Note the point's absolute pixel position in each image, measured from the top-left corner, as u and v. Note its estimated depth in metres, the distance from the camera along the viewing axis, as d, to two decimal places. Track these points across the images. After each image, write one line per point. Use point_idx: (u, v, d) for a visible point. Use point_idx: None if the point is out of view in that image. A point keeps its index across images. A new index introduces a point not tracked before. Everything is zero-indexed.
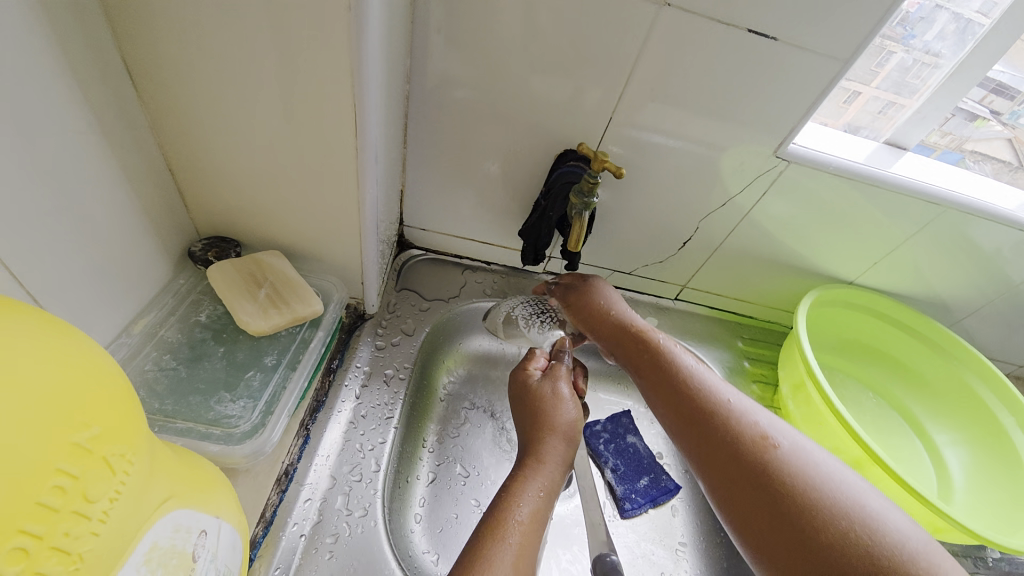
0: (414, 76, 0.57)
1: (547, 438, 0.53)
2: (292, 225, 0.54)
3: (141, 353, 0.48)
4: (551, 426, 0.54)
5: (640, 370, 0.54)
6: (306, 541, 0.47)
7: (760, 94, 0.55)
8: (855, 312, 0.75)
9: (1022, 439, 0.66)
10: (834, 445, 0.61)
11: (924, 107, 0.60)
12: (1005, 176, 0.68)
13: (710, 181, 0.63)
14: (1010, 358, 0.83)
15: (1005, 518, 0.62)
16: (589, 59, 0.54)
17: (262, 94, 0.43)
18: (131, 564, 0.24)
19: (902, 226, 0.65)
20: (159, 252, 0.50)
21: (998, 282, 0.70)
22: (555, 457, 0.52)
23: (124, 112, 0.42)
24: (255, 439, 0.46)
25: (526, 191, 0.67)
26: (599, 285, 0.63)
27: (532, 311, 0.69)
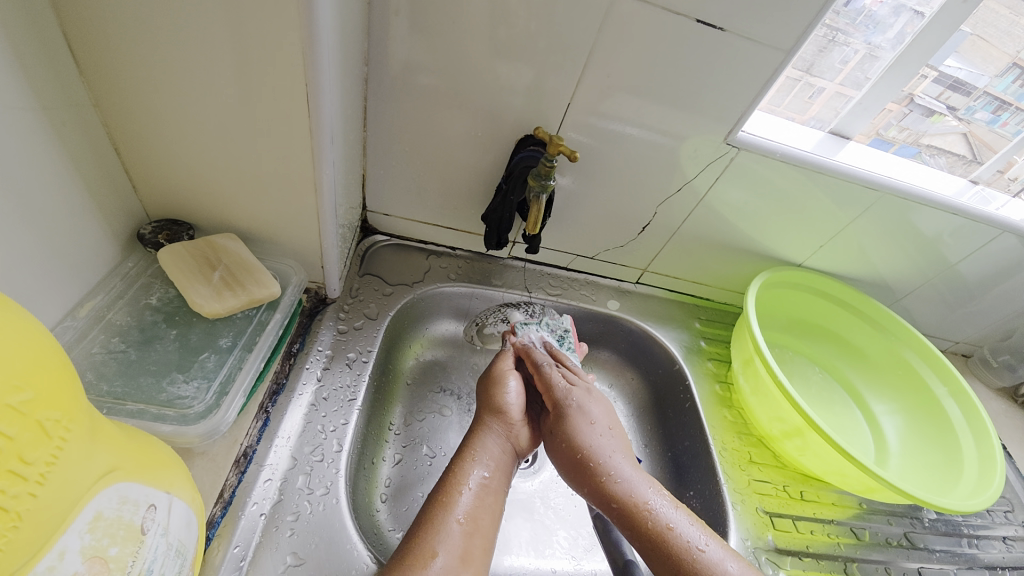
0: (372, 58, 0.56)
1: (497, 419, 0.58)
2: (247, 208, 0.54)
3: (88, 336, 0.47)
4: (508, 401, 0.59)
5: (632, 534, 0.49)
6: (266, 520, 0.48)
7: (710, 83, 0.57)
8: (802, 292, 0.79)
9: (952, 406, 0.71)
10: (780, 415, 0.65)
11: (866, 99, 0.64)
12: (958, 169, 0.72)
13: (665, 166, 0.65)
14: (946, 335, 0.89)
15: (938, 480, 0.67)
16: (546, 45, 0.54)
17: (212, 73, 0.42)
18: (73, 532, 0.25)
19: (844, 210, 0.69)
20: (106, 234, 0.49)
21: (933, 263, 0.75)
22: (510, 427, 0.58)
23: (64, 88, 0.41)
24: (209, 420, 0.46)
25: (488, 176, 0.68)
26: (567, 418, 0.56)
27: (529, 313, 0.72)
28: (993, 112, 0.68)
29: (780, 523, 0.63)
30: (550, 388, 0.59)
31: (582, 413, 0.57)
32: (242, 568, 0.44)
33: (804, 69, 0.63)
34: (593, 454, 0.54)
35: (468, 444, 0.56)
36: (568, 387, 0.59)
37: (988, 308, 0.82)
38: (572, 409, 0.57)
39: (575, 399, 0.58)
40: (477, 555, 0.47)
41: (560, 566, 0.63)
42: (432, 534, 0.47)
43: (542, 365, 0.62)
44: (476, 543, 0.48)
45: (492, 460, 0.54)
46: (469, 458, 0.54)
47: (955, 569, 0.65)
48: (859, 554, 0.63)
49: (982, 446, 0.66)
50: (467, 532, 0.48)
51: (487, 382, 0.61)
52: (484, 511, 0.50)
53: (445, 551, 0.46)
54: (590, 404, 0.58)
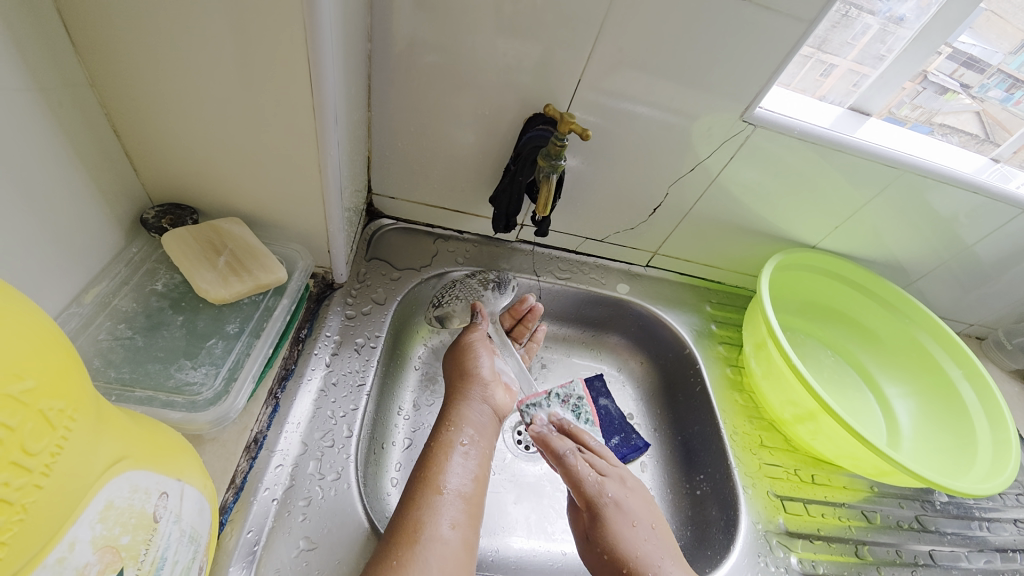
0: (375, 34, 0.54)
1: (473, 391, 0.58)
2: (251, 191, 0.52)
3: (94, 323, 0.47)
4: (479, 367, 0.60)
5: None
6: (278, 505, 0.48)
7: (727, 57, 0.54)
8: (815, 274, 0.77)
9: (967, 390, 0.70)
10: (792, 399, 0.65)
11: (887, 74, 0.61)
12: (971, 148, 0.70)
13: (679, 146, 0.63)
14: (961, 318, 0.87)
15: (951, 464, 0.67)
16: (556, 19, 0.52)
17: (209, 50, 0.40)
18: (83, 522, 0.24)
19: (862, 190, 0.67)
20: (108, 219, 0.48)
21: (951, 245, 0.73)
22: (485, 393, 0.58)
23: (60, 68, 0.40)
24: (218, 406, 0.46)
25: (495, 157, 0.66)
26: (605, 523, 0.54)
27: (493, 283, 0.69)
28: (1006, 91, 0.66)
29: (791, 506, 0.63)
30: (582, 487, 0.56)
31: (619, 515, 0.55)
32: (255, 552, 0.45)
33: (816, 46, 0.61)
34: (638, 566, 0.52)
35: (447, 414, 0.56)
36: (598, 482, 0.56)
37: (1004, 290, 0.80)
38: (608, 511, 0.55)
39: (609, 496, 0.55)
40: (465, 522, 0.48)
41: (570, 548, 0.63)
42: (417, 505, 0.47)
43: (565, 455, 0.57)
44: (462, 510, 0.48)
45: (470, 428, 0.54)
46: (446, 428, 0.54)
47: (967, 552, 0.65)
48: (869, 537, 0.63)
49: (997, 430, 0.66)
50: (454, 502, 0.48)
51: (456, 351, 0.62)
52: (468, 481, 0.50)
53: (431, 519, 0.46)
54: (624, 499, 0.56)
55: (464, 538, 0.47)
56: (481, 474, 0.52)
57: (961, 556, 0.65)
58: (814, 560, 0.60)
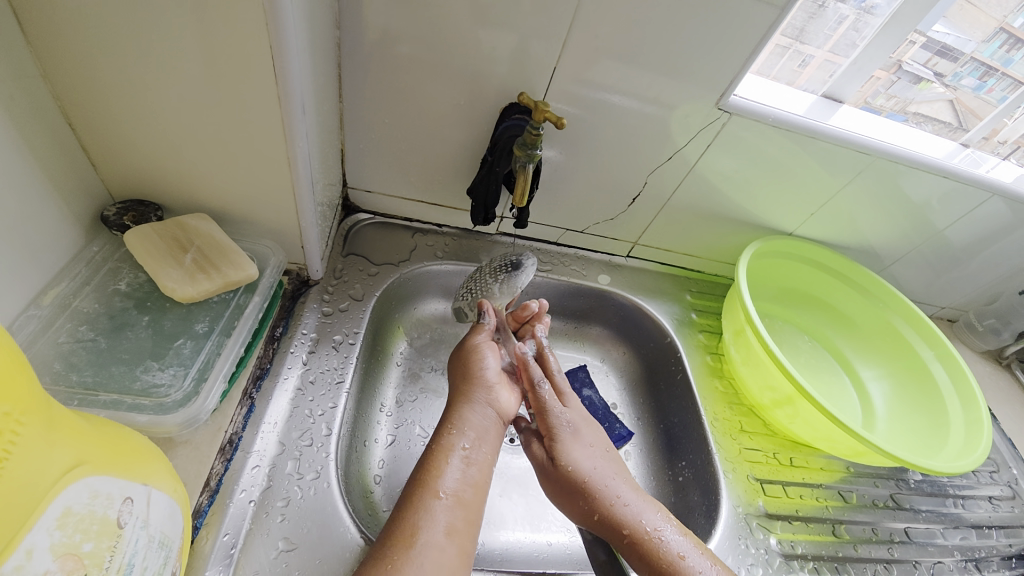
0: (344, 22, 0.53)
1: (479, 392, 0.56)
2: (218, 186, 0.51)
3: (55, 325, 0.45)
4: (484, 369, 0.58)
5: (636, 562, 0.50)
6: (255, 506, 0.47)
7: (700, 45, 0.54)
8: (791, 261, 0.79)
9: (939, 371, 0.72)
10: (770, 384, 0.66)
11: (860, 60, 0.62)
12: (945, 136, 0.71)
13: (655, 135, 0.63)
14: (933, 301, 0.89)
15: (924, 443, 0.68)
16: (528, 7, 0.51)
17: (168, 38, 0.39)
18: (41, 529, 0.24)
19: (835, 176, 0.68)
20: (67, 217, 0.46)
21: (922, 230, 0.75)
22: (489, 396, 0.57)
23: (8, 58, 0.38)
24: (187, 408, 0.45)
25: (472, 148, 0.65)
26: (563, 444, 0.55)
27: (502, 271, 0.65)
28: (979, 79, 0.67)
29: (770, 489, 0.64)
30: (548, 409, 0.57)
31: (576, 439, 0.56)
32: (232, 555, 0.44)
33: (793, 36, 0.61)
34: (593, 483, 0.53)
35: (449, 417, 0.55)
36: (561, 408, 0.57)
37: (973, 273, 0.82)
38: (567, 434, 0.56)
39: (569, 422, 0.57)
40: (462, 528, 0.47)
41: (556, 538, 0.64)
42: (414, 510, 0.47)
43: (538, 381, 0.58)
44: (459, 516, 0.48)
45: (472, 432, 0.53)
46: (448, 431, 0.53)
47: (941, 528, 0.67)
48: (847, 516, 0.65)
49: (968, 409, 0.68)
50: (451, 506, 0.48)
51: (462, 354, 0.60)
52: (468, 486, 0.50)
53: (429, 524, 0.46)
54: (582, 427, 0.57)
55: (459, 545, 0.46)
56: (481, 479, 0.51)
57: (936, 532, 0.67)
58: (793, 541, 0.61)
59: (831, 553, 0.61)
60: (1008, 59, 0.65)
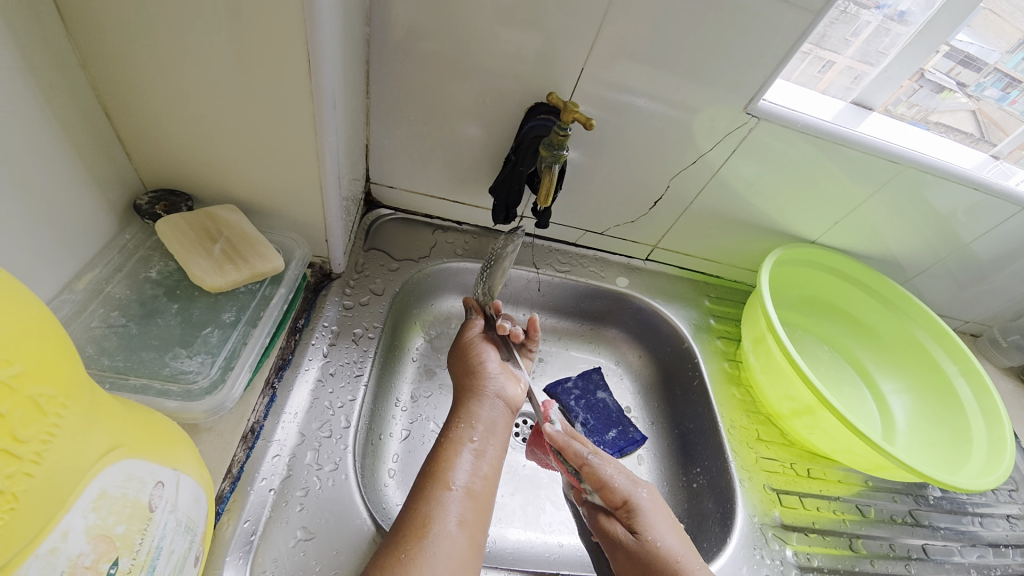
0: (374, 18, 0.53)
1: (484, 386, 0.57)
2: (247, 178, 0.51)
3: (87, 310, 0.46)
4: (486, 364, 0.59)
5: None
6: (275, 495, 0.47)
7: (731, 48, 0.53)
8: (813, 270, 0.77)
9: (963, 386, 0.71)
10: (789, 393, 0.65)
11: (890, 68, 0.61)
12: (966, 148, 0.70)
13: (680, 138, 0.62)
14: (957, 314, 0.88)
15: (945, 459, 0.67)
16: (559, 6, 0.51)
17: (205, 31, 0.39)
18: (77, 511, 0.24)
19: (863, 185, 0.67)
20: (101, 205, 0.47)
21: (950, 242, 0.73)
22: (495, 388, 0.57)
23: (52, 47, 0.38)
24: (214, 395, 0.45)
25: (495, 147, 0.65)
26: (643, 516, 0.51)
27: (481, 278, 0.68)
28: (1002, 90, 0.66)
29: (786, 499, 0.64)
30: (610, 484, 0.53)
31: (655, 509, 0.52)
32: (252, 542, 0.44)
33: (815, 43, 0.60)
34: (684, 560, 0.49)
35: (458, 411, 0.55)
36: (627, 478, 0.54)
37: (1000, 288, 0.81)
38: (642, 502, 0.52)
39: (642, 491, 0.53)
40: (474, 520, 0.47)
41: (567, 539, 0.64)
42: (425, 501, 0.47)
43: (585, 455, 0.55)
44: (470, 508, 0.48)
45: (481, 425, 0.53)
46: (456, 424, 0.53)
47: (960, 546, 0.66)
48: (863, 530, 0.64)
49: (992, 426, 0.66)
50: (461, 498, 0.47)
51: (460, 351, 0.61)
52: (478, 477, 0.50)
53: (439, 516, 0.46)
54: (653, 495, 0.54)
55: (470, 536, 0.46)
56: (491, 472, 0.51)
57: (954, 550, 0.66)
58: (809, 553, 0.60)
59: (846, 567, 0.60)
60: None
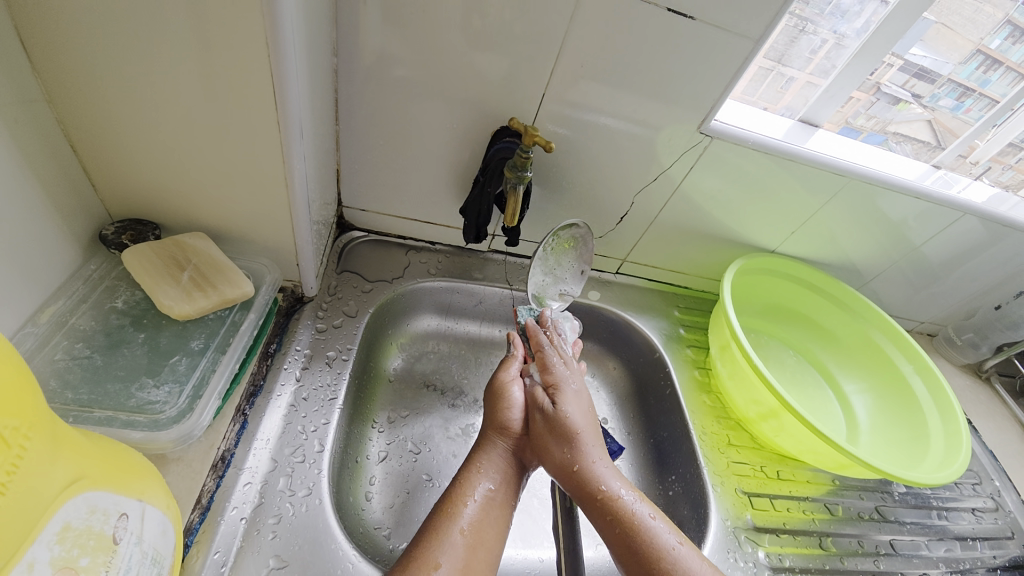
0: (342, 49, 0.55)
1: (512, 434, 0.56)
2: (216, 206, 0.52)
3: (51, 343, 0.46)
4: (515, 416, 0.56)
5: (605, 520, 0.49)
6: (246, 524, 0.47)
7: (680, 73, 0.57)
8: (775, 278, 0.81)
9: (918, 384, 0.74)
10: (755, 397, 0.67)
11: (832, 87, 0.65)
12: (924, 155, 0.75)
13: (641, 156, 0.65)
14: (912, 316, 0.92)
15: (906, 455, 0.70)
16: (518, 36, 0.54)
17: (173, 66, 0.41)
18: (41, 543, 0.24)
19: (813, 196, 0.70)
20: (66, 237, 0.47)
21: (899, 247, 0.78)
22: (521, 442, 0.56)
23: (17, 84, 0.39)
24: (182, 424, 0.45)
25: (464, 169, 0.67)
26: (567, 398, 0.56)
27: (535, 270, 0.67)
28: (956, 99, 0.71)
29: (757, 502, 0.65)
30: (551, 368, 0.59)
31: (580, 400, 0.57)
32: (223, 573, 0.44)
33: (776, 59, 0.65)
34: (583, 436, 0.53)
35: (475, 455, 0.55)
36: (568, 372, 0.60)
37: (950, 288, 0.85)
38: (569, 390, 0.57)
39: (575, 386, 0.59)
40: (479, 567, 0.47)
41: (548, 555, 0.64)
42: (435, 544, 0.46)
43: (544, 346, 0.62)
44: (477, 556, 0.47)
45: (499, 474, 0.53)
46: (476, 469, 0.53)
47: (927, 540, 0.68)
48: (833, 529, 0.66)
49: (947, 421, 0.69)
50: (469, 543, 0.47)
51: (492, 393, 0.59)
52: (491, 526, 0.49)
53: (446, 561, 0.45)
54: (586, 394, 0.59)
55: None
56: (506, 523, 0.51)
57: (921, 544, 0.68)
58: (781, 553, 0.62)
59: (818, 566, 0.62)
60: (986, 80, 0.68)
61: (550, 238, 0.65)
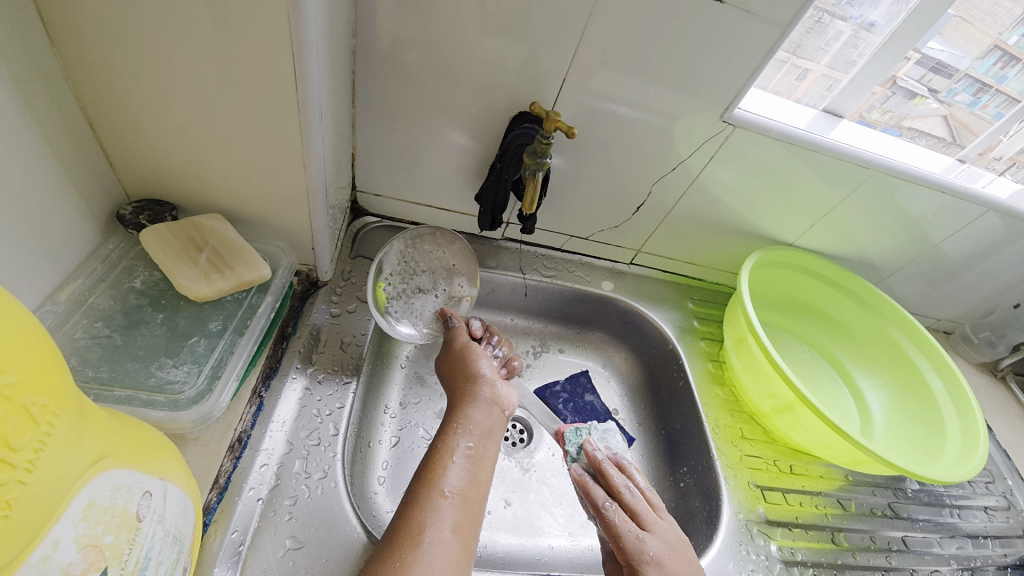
0: (360, 30, 0.54)
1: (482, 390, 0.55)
2: (233, 188, 0.52)
3: (71, 321, 0.46)
4: (480, 368, 0.57)
5: None
6: (263, 505, 0.47)
7: (706, 59, 0.55)
8: (792, 271, 0.80)
9: (935, 381, 0.73)
10: (770, 391, 0.67)
11: (857, 78, 0.64)
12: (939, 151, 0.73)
13: (660, 145, 0.64)
14: (929, 312, 0.91)
15: (920, 452, 0.70)
16: (540, 18, 0.53)
17: (191, 43, 0.40)
18: (67, 521, 0.24)
19: (835, 189, 0.69)
20: (84, 215, 0.47)
21: (920, 242, 0.76)
22: (491, 394, 0.55)
23: (36, 59, 0.38)
24: (201, 405, 0.45)
25: (480, 155, 0.66)
26: None
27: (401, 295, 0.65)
28: (973, 95, 0.69)
29: (770, 496, 0.65)
30: (619, 541, 0.52)
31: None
32: (240, 553, 0.44)
33: (790, 51, 0.63)
34: None
35: (451, 418, 0.53)
36: (638, 537, 0.52)
37: (970, 285, 0.84)
38: (649, 572, 0.50)
39: (649, 554, 0.51)
40: (468, 528, 0.44)
41: (557, 542, 0.64)
42: (419, 509, 0.44)
43: (604, 505, 0.55)
44: (464, 514, 0.45)
45: (477, 430, 0.51)
46: (452, 431, 0.51)
47: (939, 537, 0.68)
48: (845, 524, 0.65)
49: (964, 419, 0.69)
50: (456, 504, 0.45)
51: (455, 356, 0.59)
52: (476, 483, 0.48)
53: (433, 523, 0.43)
54: (666, 560, 0.51)
55: (464, 543, 0.43)
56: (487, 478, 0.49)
57: (933, 541, 0.67)
58: (793, 547, 0.62)
59: (830, 560, 0.62)
60: (1002, 76, 0.67)
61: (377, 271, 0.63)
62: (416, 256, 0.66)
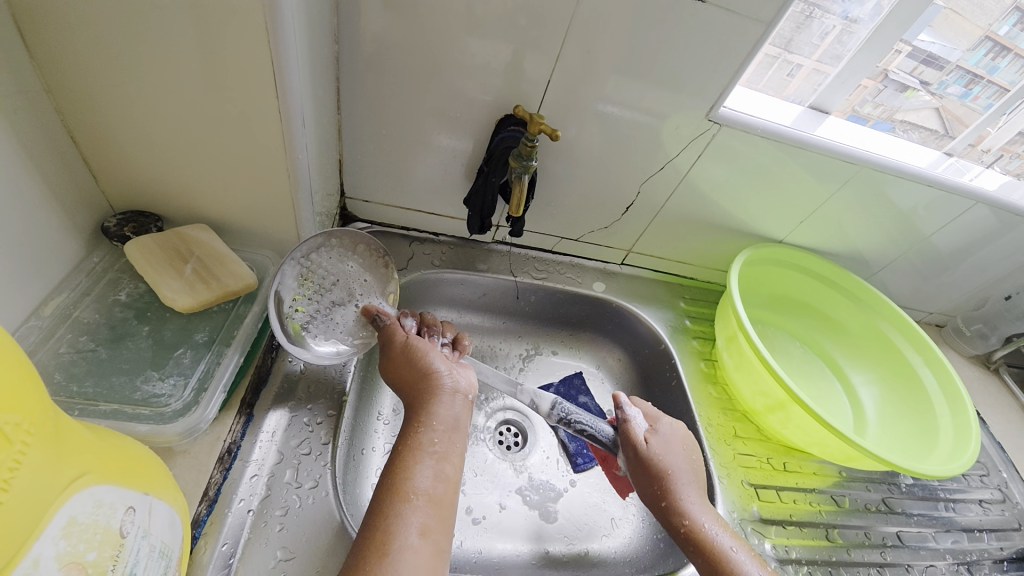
0: (343, 36, 0.54)
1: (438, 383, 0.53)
2: (217, 197, 0.52)
3: (55, 336, 0.46)
4: (433, 364, 0.54)
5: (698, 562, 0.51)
6: (254, 516, 0.47)
7: (689, 59, 0.56)
8: (784, 269, 0.80)
9: (928, 375, 0.74)
10: (762, 387, 0.67)
11: (844, 74, 0.64)
12: (932, 143, 0.73)
13: (648, 145, 0.64)
14: (921, 306, 0.91)
15: (914, 447, 0.70)
16: (522, 21, 0.53)
17: (171, 54, 0.40)
18: (46, 538, 0.24)
19: (823, 186, 0.69)
20: (67, 230, 0.47)
21: (909, 237, 0.76)
22: (452, 384, 0.53)
23: (13, 75, 0.38)
24: (188, 417, 0.45)
25: (467, 159, 0.66)
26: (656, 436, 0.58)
27: (317, 310, 0.57)
28: (964, 87, 0.69)
29: (763, 494, 0.65)
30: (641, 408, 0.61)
31: (670, 435, 0.58)
32: (231, 565, 0.44)
33: (782, 46, 0.63)
34: (676, 476, 0.55)
35: (414, 416, 0.51)
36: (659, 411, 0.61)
37: (962, 278, 0.84)
38: (663, 429, 0.58)
39: (665, 420, 0.60)
40: (438, 528, 0.43)
41: (554, 546, 0.64)
42: (384, 516, 0.42)
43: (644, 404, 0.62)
44: (432, 514, 0.43)
45: (440, 426, 0.49)
46: (416, 430, 0.49)
47: (934, 531, 0.68)
48: (839, 520, 0.66)
49: (957, 413, 0.69)
50: (422, 506, 0.43)
51: (400, 353, 0.55)
52: (446, 479, 0.46)
53: (401, 530, 0.41)
54: (677, 428, 0.60)
55: (435, 544, 0.42)
56: (458, 469, 0.48)
57: (928, 536, 0.68)
58: (787, 545, 0.62)
59: (824, 557, 0.62)
60: (993, 67, 0.67)
61: (280, 294, 0.53)
62: (320, 260, 0.57)
